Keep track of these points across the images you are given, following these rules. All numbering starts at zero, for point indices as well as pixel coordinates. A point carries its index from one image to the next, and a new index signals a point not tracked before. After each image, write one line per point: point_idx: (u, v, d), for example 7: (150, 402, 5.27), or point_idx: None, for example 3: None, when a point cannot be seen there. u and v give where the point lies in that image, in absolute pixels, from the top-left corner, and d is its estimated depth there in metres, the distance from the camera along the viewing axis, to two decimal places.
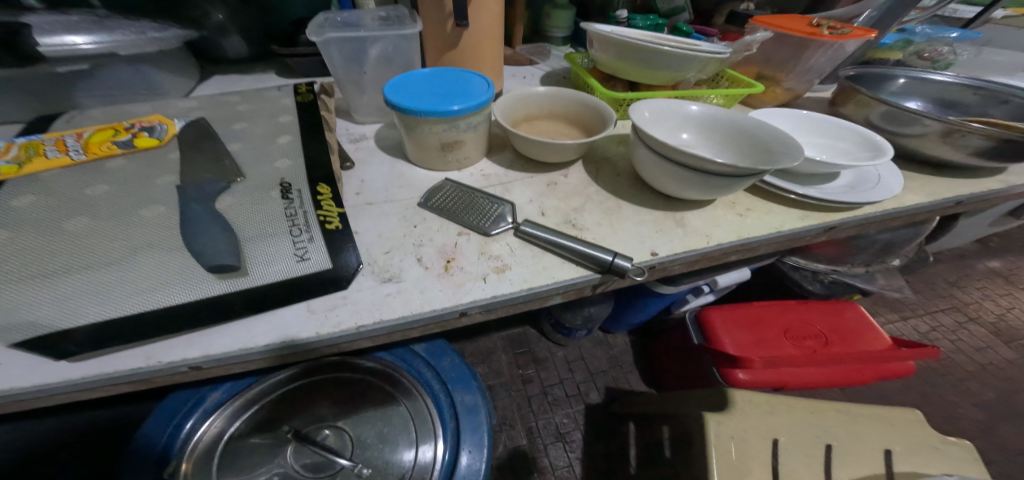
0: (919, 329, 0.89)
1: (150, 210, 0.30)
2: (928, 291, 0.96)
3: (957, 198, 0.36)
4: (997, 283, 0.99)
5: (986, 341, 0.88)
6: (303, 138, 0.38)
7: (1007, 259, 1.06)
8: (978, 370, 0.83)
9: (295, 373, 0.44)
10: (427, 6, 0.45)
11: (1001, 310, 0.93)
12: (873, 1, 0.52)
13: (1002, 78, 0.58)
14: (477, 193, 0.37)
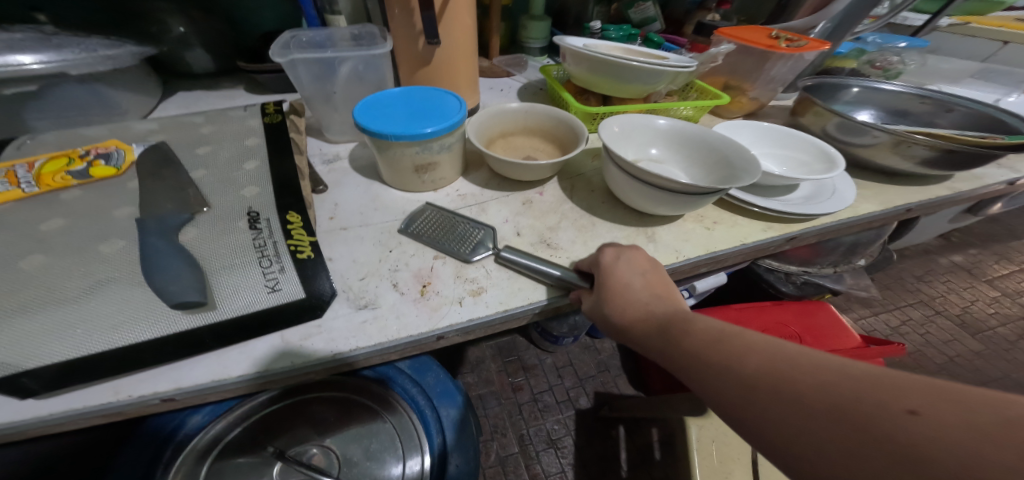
0: (890, 323, 0.94)
1: (110, 245, 0.29)
2: (898, 286, 1.01)
3: (907, 206, 0.38)
4: (960, 276, 1.05)
5: (953, 333, 0.93)
6: (271, 162, 0.37)
7: (968, 253, 1.12)
8: (947, 363, 0.88)
9: (277, 394, 0.42)
10: (397, 24, 0.46)
11: (966, 303, 0.99)
12: (828, 13, 0.55)
13: (950, 85, 0.62)
14: (458, 218, 0.37)
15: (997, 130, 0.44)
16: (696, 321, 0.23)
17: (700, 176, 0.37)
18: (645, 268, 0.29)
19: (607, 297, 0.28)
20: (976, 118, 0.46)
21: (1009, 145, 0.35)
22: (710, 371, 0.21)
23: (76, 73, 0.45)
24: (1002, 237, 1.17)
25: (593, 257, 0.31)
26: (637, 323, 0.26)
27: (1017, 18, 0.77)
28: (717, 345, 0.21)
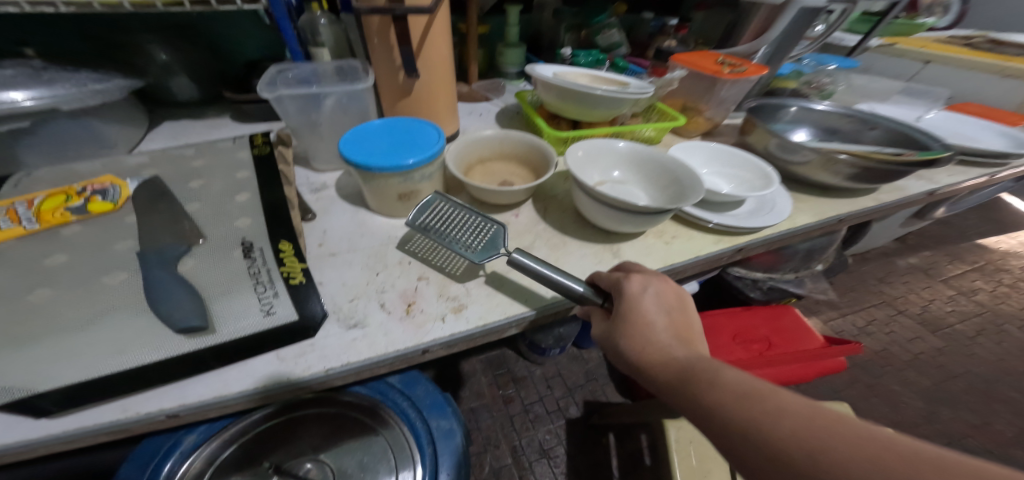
0: (858, 323, 1.00)
1: (113, 276, 0.31)
2: (863, 288, 1.08)
3: (838, 217, 0.43)
4: (919, 277, 1.12)
5: (915, 331, 0.99)
6: (262, 194, 0.40)
7: (923, 254, 1.19)
8: (912, 360, 0.94)
9: (272, 411, 0.43)
10: (377, 58, 0.49)
11: (925, 302, 1.06)
12: (768, 38, 0.61)
13: (878, 103, 0.68)
14: (465, 217, 0.39)
15: (911, 146, 0.50)
16: (722, 372, 0.24)
17: (657, 195, 0.41)
18: (671, 306, 0.30)
19: (629, 334, 0.29)
20: (894, 135, 0.52)
21: (918, 161, 0.39)
22: (741, 432, 0.21)
23: (67, 109, 0.47)
24: (953, 238, 1.26)
25: (617, 285, 0.31)
26: (658, 365, 0.27)
27: (937, 38, 0.86)
28: (748, 403, 0.22)
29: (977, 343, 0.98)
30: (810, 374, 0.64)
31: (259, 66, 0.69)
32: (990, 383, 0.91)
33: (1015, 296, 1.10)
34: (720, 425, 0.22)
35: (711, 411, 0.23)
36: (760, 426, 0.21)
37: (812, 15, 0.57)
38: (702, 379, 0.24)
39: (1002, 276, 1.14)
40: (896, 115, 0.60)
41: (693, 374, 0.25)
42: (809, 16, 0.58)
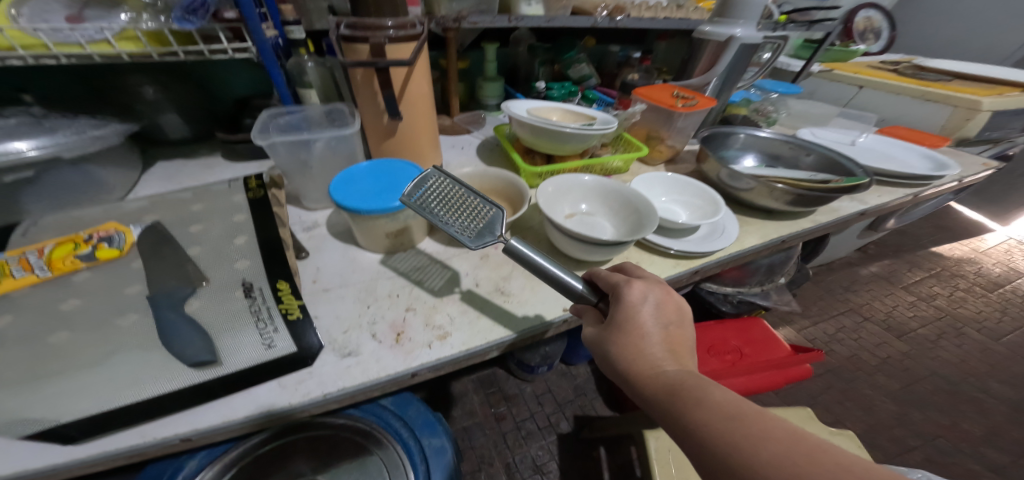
0: (828, 331, 1.06)
1: (126, 318, 0.34)
2: (830, 297, 1.16)
3: (780, 238, 0.48)
4: (881, 285, 1.21)
5: (882, 336, 1.06)
6: (259, 237, 0.44)
7: (883, 263, 1.30)
8: (881, 364, 1.00)
9: (269, 435, 0.45)
10: (363, 103, 0.54)
11: (889, 308, 1.14)
12: (716, 72, 0.69)
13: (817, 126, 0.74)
14: (462, 201, 0.42)
15: (840, 172, 0.55)
16: (711, 391, 0.27)
17: (620, 225, 0.46)
18: (668, 319, 0.33)
19: (626, 343, 0.32)
20: (827, 162, 0.57)
21: (838, 188, 0.46)
22: (723, 449, 0.25)
23: (69, 156, 0.50)
24: (909, 247, 1.38)
25: (617, 290, 0.35)
26: (650, 377, 0.30)
27: (869, 63, 0.95)
28: (732, 424, 0.25)
29: (941, 346, 1.06)
30: (781, 381, 0.63)
31: (249, 106, 0.73)
32: (956, 385, 0.98)
33: (970, 299, 1.20)
34: (703, 440, 0.26)
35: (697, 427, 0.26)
36: (741, 446, 0.24)
37: (752, 51, 0.65)
38: (691, 397, 0.27)
39: (957, 281, 1.25)
40: (833, 140, 0.67)
41: (681, 392, 0.28)
42: (749, 52, 0.66)
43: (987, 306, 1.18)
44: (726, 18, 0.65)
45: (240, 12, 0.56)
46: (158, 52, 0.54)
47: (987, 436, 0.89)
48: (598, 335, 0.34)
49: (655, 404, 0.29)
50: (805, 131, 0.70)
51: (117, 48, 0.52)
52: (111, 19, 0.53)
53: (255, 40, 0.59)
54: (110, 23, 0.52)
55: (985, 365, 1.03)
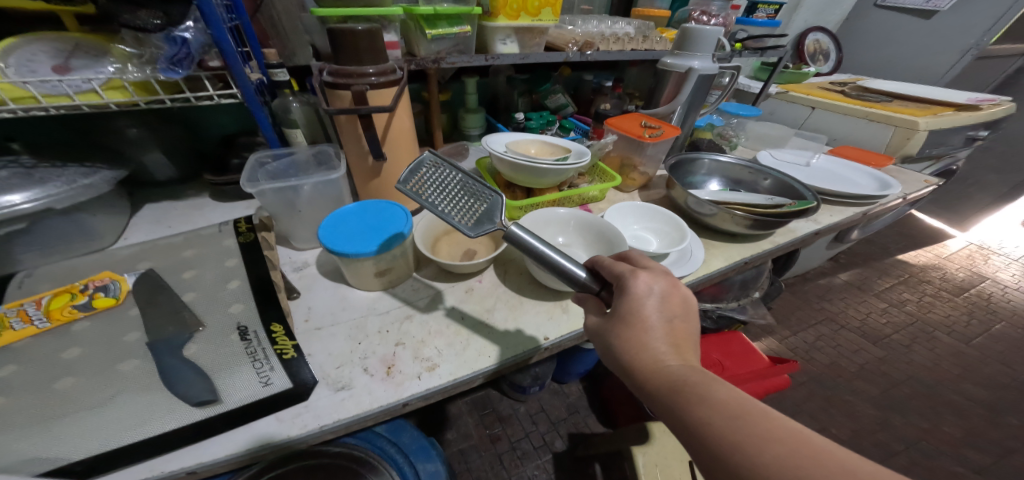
0: (807, 339, 1.12)
1: (128, 364, 0.38)
2: (807, 306, 1.23)
3: (744, 259, 0.52)
4: (854, 293, 1.29)
5: (859, 343, 1.12)
6: (250, 280, 0.48)
7: (853, 271, 1.38)
8: (860, 370, 1.05)
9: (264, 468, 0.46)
10: (348, 145, 0.57)
11: (863, 315, 1.21)
12: (680, 100, 0.74)
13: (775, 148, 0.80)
14: (452, 188, 0.47)
15: (793, 195, 0.61)
16: (713, 390, 0.30)
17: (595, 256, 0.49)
18: (672, 315, 0.35)
19: (630, 335, 0.35)
20: (781, 186, 0.63)
21: (790, 212, 0.52)
22: (724, 445, 0.27)
23: (60, 207, 0.52)
24: (877, 255, 1.48)
25: (622, 281, 0.37)
26: (653, 370, 0.33)
27: (820, 84, 1.03)
28: (735, 422, 0.28)
29: (914, 350, 1.12)
30: (762, 392, 0.67)
31: (236, 145, 0.75)
32: (931, 387, 1.03)
33: (938, 304, 1.29)
34: (706, 435, 0.28)
35: (700, 422, 0.29)
36: (744, 443, 0.27)
37: (709, 81, 0.71)
38: (694, 395, 0.30)
39: (925, 287, 1.35)
40: (788, 162, 0.73)
41: (684, 388, 0.31)
42: (707, 82, 0.71)
43: (956, 310, 1.27)
44: (686, 51, 0.71)
45: (225, 62, 0.58)
46: (144, 100, 0.56)
47: (966, 438, 0.94)
48: (602, 325, 0.38)
49: (659, 397, 0.32)
50: (765, 154, 0.75)
51: (104, 98, 0.53)
52: (98, 68, 0.54)
53: (240, 88, 0.61)
54: (96, 73, 0.53)
55: (957, 368, 1.10)
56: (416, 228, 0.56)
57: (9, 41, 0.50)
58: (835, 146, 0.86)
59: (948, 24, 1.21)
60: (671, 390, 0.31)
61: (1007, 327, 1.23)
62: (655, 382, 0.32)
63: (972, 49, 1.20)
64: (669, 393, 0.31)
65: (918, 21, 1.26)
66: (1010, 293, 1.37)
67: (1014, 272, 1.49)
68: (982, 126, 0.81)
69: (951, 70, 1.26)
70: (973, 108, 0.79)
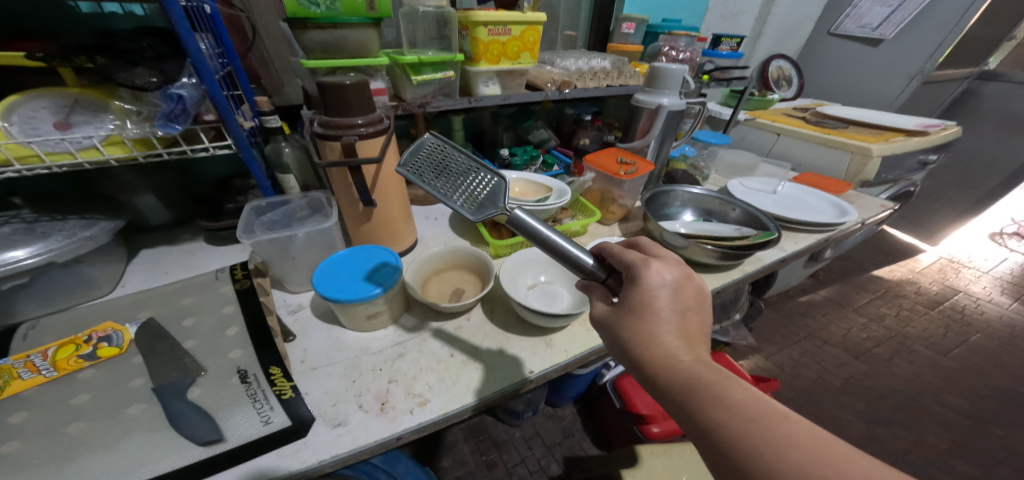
0: (793, 355, 1.16)
1: (135, 407, 0.41)
2: (791, 322, 1.27)
3: (714, 290, 0.56)
4: (834, 308, 1.34)
5: (842, 358, 1.16)
6: (248, 326, 0.50)
7: (832, 287, 1.44)
8: (845, 385, 1.09)
9: None
10: (339, 192, 0.60)
11: (844, 331, 1.25)
12: (652, 137, 0.79)
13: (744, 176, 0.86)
14: (453, 168, 0.49)
15: (758, 226, 0.66)
16: (728, 391, 0.33)
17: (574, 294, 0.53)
18: (684, 309, 0.39)
19: (644, 328, 0.38)
20: (748, 217, 0.68)
21: (753, 244, 0.57)
22: (739, 447, 0.31)
23: (61, 260, 0.56)
24: (854, 271, 1.55)
25: (635, 274, 0.41)
26: (667, 361, 0.36)
27: (785, 110, 1.10)
28: (752, 426, 0.31)
29: (895, 363, 1.17)
30: None
31: (230, 188, 0.78)
32: (914, 400, 1.07)
33: (915, 317, 1.34)
34: (721, 434, 0.32)
35: (715, 423, 0.32)
36: (762, 447, 0.30)
37: (677, 116, 0.76)
38: (709, 394, 0.33)
39: (901, 301, 1.40)
40: (756, 190, 0.79)
41: (700, 386, 0.34)
42: (675, 117, 0.77)
43: (932, 323, 1.32)
44: (655, 89, 0.76)
45: (219, 116, 0.60)
46: (143, 153, 0.58)
47: (951, 449, 0.97)
48: (613, 315, 0.41)
49: (675, 393, 0.35)
50: (735, 183, 0.81)
51: (105, 153, 0.55)
52: (98, 124, 0.56)
53: (233, 139, 0.63)
54: (97, 129, 0.55)
55: (938, 380, 1.14)
56: (406, 270, 0.59)
57: (11, 100, 0.52)
58: (801, 171, 0.92)
59: (895, 50, 1.33)
60: (687, 387, 0.34)
61: (982, 338, 1.29)
62: (671, 375, 0.35)
63: (916, 75, 1.30)
64: (685, 388, 0.34)
65: (866, 48, 1.38)
66: (982, 305, 1.43)
67: (984, 284, 1.56)
68: (931, 150, 0.88)
69: (900, 95, 1.36)
70: (920, 133, 0.87)
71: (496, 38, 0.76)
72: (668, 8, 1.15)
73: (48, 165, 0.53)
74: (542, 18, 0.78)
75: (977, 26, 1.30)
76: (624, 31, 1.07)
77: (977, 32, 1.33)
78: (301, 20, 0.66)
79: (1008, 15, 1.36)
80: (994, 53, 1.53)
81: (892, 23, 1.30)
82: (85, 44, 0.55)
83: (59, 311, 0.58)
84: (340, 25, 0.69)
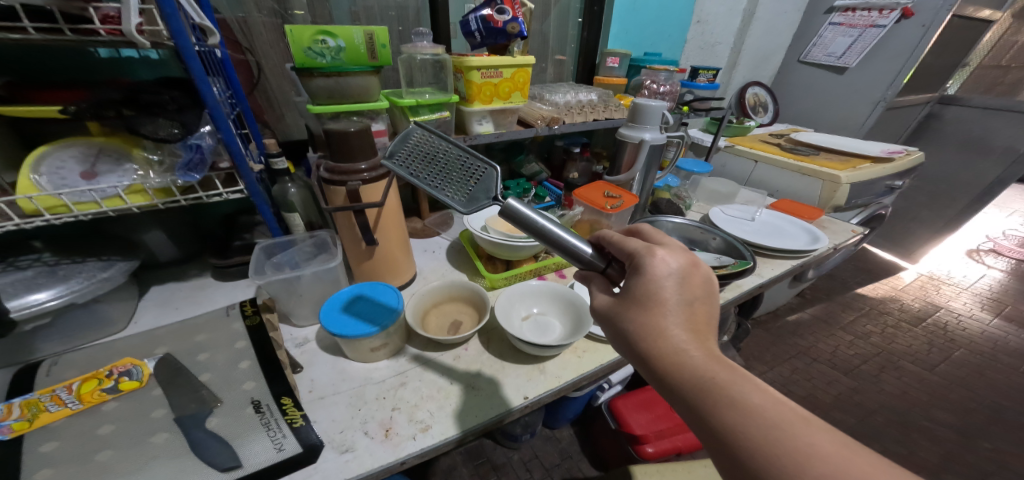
0: (784, 373, 1.19)
1: (158, 436, 0.44)
2: (780, 341, 1.32)
3: None
4: (822, 327, 1.39)
5: (831, 374, 1.20)
6: (259, 360, 0.54)
7: (818, 305, 1.50)
8: (835, 401, 1.12)
9: None
10: (343, 231, 0.65)
11: (832, 348, 1.29)
12: (636, 172, 0.84)
13: (724, 204, 0.91)
14: (438, 155, 0.54)
15: (736, 254, 0.71)
16: (741, 395, 0.36)
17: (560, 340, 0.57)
18: (690, 301, 0.42)
19: (651, 323, 0.41)
20: (728, 246, 0.73)
21: (729, 274, 0.62)
22: (757, 453, 0.34)
23: (80, 298, 0.60)
24: (839, 290, 1.60)
25: (640, 266, 0.44)
26: (675, 354, 0.39)
27: (761, 136, 1.17)
28: (774, 432, 0.34)
29: (883, 379, 1.20)
30: None
31: (237, 224, 0.82)
32: (903, 415, 1.10)
33: (900, 335, 1.38)
34: (736, 438, 0.35)
35: (734, 425, 0.35)
36: (783, 458, 0.33)
37: (659, 149, 0.81)
38: (728, 396, 0.36)
39: (886, 318, 1.45)
40: (734, 218, 0.84)
41: (714, 388, 0.37)
42: (657, 150, 0.82)
43: (917, 340, 1.36)
44: (638, 124, 0.82)
45: (233, 165, 0.65)
46: (163, 201, 0.62)
47: (943, 463, 0.99)
48: (619, 306, 0.44)
49: (688, 392, 0.37)
50: (716, 211, 0.86)
51: (127, 201, 0.60)
52: (121, 173, 0.60)
53: (246, 185, 0.67)
54: (121, 178, 0.60)
55: (925, 394, 1.17)
56: (407, 305, 0.63)
57: (39, 152, 0.56)
58: (779, 197, 0.97)
59: (860, 77, 1.43)
60: (704, 388, 0.37)
61: (966, 353, 1.32)
62: (685, 371, 0.38)
63: (880, 101, 1.39)
64: (702, 387, 0.37)
65: (833, 75, 1.49)
66: (964, 321, 1.48)
67: (965, 300, 1.62)
68: (895, 176, 0.94)
69: (867, 120, 1.45)
70: (885, 160, 0.93)
71: (488, 80, 0.82)
72: (649, 43, 1.26)
73: (75, 214, 0.57)
74: (531, 61, 0.84)
75: (934, 56, 1.40)
76: (609, 64, 1.16)
77: (933, 61, 1.43)
78: (308, 69, 0.72)
79: (962, 44, 1.47)
80: (951, 78, 1.64)
81: (854, 52, 1.41)
82: (112, 98, 0.60)
83: (76, 347, 0.62)
84: (344, 73, 0.75)
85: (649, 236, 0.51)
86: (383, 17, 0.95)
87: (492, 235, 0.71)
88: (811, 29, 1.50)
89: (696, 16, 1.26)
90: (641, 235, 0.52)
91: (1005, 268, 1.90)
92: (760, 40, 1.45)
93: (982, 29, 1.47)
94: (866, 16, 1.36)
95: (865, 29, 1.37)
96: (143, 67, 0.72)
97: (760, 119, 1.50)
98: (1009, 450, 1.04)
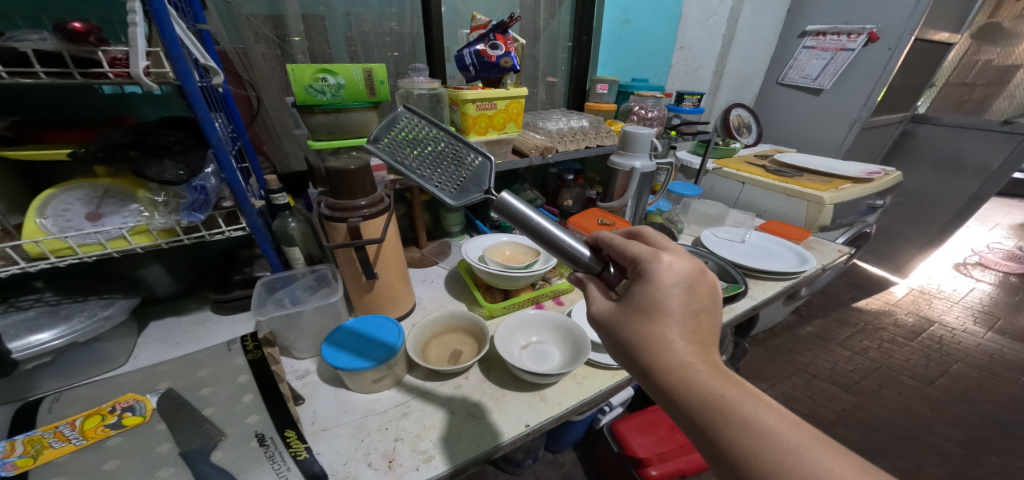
0: (784, 390, 1.21)
1: (165, 470, 0.44)
2: (779, 358, 1.33)
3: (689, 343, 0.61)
4: (819, 343, 1.41)
5: (832, 391, 1.21)
6: (262, 392, 0.54)
7: (814, 322, 1.52)
8: (837, 418, 1.13)
9: None
10: (344, 265, 0.67)
11: (831, 364, 1.31)
12: (628, 199, 0.88)
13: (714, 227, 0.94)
14: (430, 144, 0.55)
15: (727, 277, 0.75)
16: (753, 416, 0.37)
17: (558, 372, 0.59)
18: (696, 313, 0.43)
19: (658, 335, 0.42)
20: (720, 269, 0.76)
21: None
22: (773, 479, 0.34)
23: (81, 336, 0.60)
24: (832, 305, 1.63)
25: (646, 274, 0.45)
26: (682, 370, 0.40)
27: (747, 157, 1.21)
28: (790, 457, 0.34)
29: (883, 395, 1.21)
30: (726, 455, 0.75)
31: (237, 258, 0.83)
32: (907, 430, 1.11)
33: (897, 350, 1.40)
34: (750, 460, 0.36)
35: (747, 448, 0.36)
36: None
37: (650, 176, 0.85)
38: (739, 416, 0.37)
39: (881, 333, 1.47)
40: (726, 240, 0.88)
41: (724, 407, 0.38)
42: (648, 177, 0.85)
43: (914, 354, 1.38)
44: (629, 151, 0.85)
45: (236, 202, 0.66)
46: (167, 241, 0.64)
47: None
48: (621, 315, 0.45)
49: (698, 409, 0.39)
50: (708, 234, 0.90)
51: (131, 242, 0.61)
52: (126, 214, 0.61)
53: (248, 222, 0.68)
54: (125, 219, 0.61)
55: (928, 409, 1.18)
56: (408, 336, 0.65)
57: (46, 195, 0.57)
58: (767, 217, 1.01)
59: (836, 99, 1.50)
60: (715, 407, 0.38)
61: (963, 367, 1.34)
62: (692, 387, 0.39)
63: (855, 122, 1.46)
64: (711, 406, 0.38)
65: (810, 97, 1.56)
66: (958, 335, 1.50)
67: (958, 314, 1.65)
68: (875, 195, 0.98)
69: (845, 140, 1.51)
70: (864, 180, 0.97)
71: (483, 112, 0.85)
72: (636, 69, 1.32)
73: (80, 255, 0.58)
74: (525, 93, 0.88)
75: (904, 77, 1.48)
76: (599, 91, 1.21)
77: (903, 82, 1.51)
78: (309, 106, 0.75)
79: (928, 66, 1.55)
80: (921, 97, 1.73)
81: (828, 74, 1.48)
82: (120, 141, 0.59)
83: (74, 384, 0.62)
84: (343, 109, 0.77)
85: (652, 239, 0.52)
86: (380, 55, 1.00)
87: (489, 266, 0.73)
88: (787, 52, 1.57)
89: (679, 42, 1.32)
90: (643, 238, 0.54)
91: (993, 281, 1.94)
92: (740, 64, 1.52)
93: (945, 51, 1.56)
94: (836, 40, 1.43)
95: (836, 52, 1.44)
96: (146, 103, 0.74)
97: (745, 140, 1.57)
98: (1016, 464, 1.04)
